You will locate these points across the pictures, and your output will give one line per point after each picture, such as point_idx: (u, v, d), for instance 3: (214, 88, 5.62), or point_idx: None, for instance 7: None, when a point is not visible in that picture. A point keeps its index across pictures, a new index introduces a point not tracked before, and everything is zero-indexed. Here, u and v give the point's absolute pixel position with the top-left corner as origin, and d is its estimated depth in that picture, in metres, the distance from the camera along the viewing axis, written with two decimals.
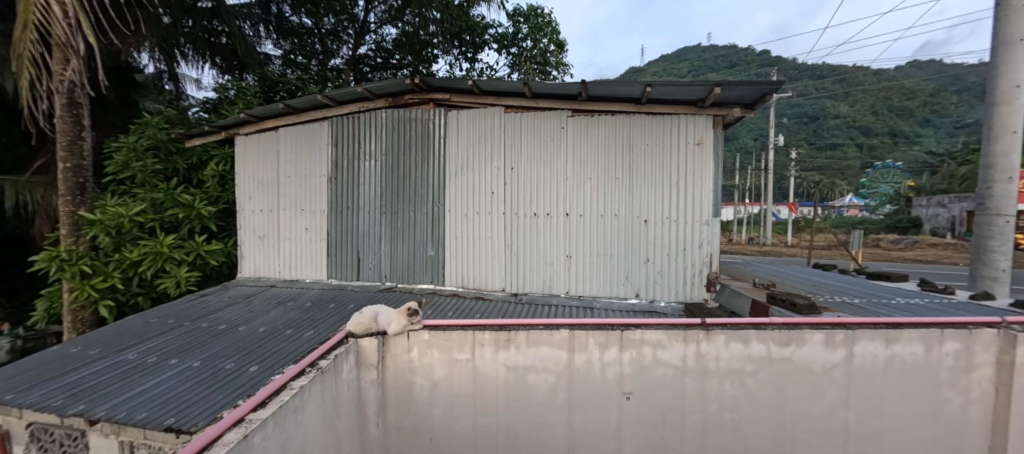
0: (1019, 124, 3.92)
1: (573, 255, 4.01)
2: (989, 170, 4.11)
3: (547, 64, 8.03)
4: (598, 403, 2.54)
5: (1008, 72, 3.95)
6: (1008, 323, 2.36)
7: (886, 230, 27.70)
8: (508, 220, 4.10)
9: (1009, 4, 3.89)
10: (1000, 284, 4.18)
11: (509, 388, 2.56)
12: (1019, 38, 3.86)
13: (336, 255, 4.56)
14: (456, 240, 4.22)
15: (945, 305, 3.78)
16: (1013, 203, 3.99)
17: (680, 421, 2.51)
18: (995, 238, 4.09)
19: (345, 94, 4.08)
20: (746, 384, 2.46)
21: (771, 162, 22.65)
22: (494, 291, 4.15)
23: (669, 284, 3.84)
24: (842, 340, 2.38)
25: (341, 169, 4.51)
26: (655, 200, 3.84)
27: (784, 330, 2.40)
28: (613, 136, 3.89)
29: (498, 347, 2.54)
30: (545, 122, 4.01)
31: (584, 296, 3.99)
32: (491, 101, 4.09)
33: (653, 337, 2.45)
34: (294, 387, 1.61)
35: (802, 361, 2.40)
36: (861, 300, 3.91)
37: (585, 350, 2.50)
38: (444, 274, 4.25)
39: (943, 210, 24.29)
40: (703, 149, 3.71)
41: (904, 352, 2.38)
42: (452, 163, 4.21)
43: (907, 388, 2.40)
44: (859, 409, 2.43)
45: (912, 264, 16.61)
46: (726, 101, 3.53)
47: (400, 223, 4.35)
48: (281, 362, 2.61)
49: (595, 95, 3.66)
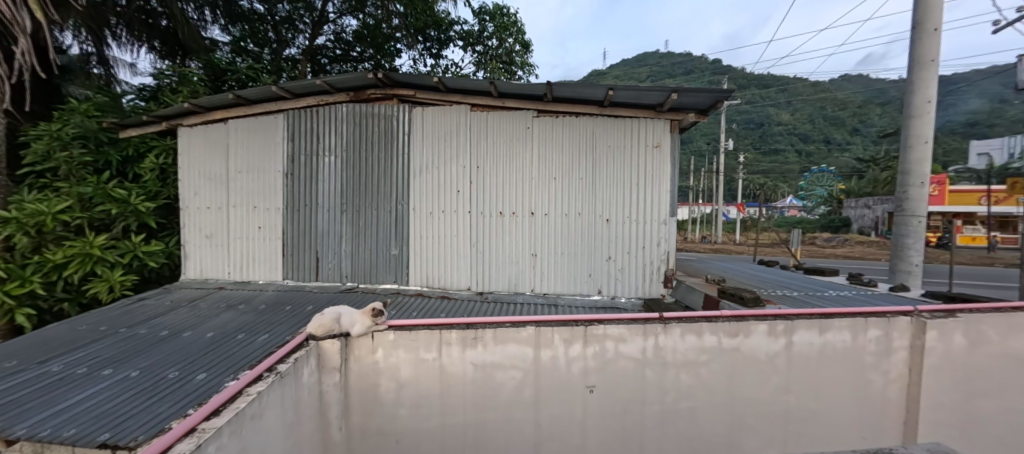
0: (930, 135, 4.46)
1: (538, 253, 4.08)
2: (906, 175, 4.61)
3: (513, 64, 8.02)
4: (564, 397, 2.61)
5: (921, 89, 4.46)
6: (917, 311, 2.68)
7: (820, 228, 30.34)
8: (473, 220, 4.11)
9: (922, 29, 4.41)
10: (914, 277, 4.69)
11: (478, 385, 2.57)
12: (930, 59, 4.38)
13: (293, 255, 4.36)
14: (420, 239, 4.16)
15: (869, 297, 4.20)
16: (925, 205, 4.51)
17: (641, 412, 2.63)
18: (911, 236, 4.60)
19: (303, 87, 3.91)
20: (701, 375, 2.62)
21: (721, 165, 23.67)
22: (460, 291, 4.13)
23: (631, 280, 4.01)
24: (783, 329, 2.61)
25: (299, 164, 4.31)
26: (616, 201, 3.99)
27: (732, 322, 2.59)
28: (578, 138, 3.98)
29: (465, 346, 2.55)
30: (509, 123, 4.03)
31: (549, 294, 4.06)
32: (457, 98, 4.05)
33: (615, 332, 2.56)
34: (251, 393, 1.54)
35: (748, 350, 2.61)
36: (801, 294, 4.25)
37: (551, 346, 2.57)
38: (409, 273, 4.18)
39: (867, 211, 27.15)
40: (661, 151, 3.90)
41: (835, 340, 2.64)
42: (416, 162, 4.14)
43: (837, 371, 2.66)
44: (799, 393, 2.66)
45: (842, 260, 18.30)
46: (682, 107, 3.75)
47: (362, 222, 4.22)
48: (233, 369, 2.46)
49: (560, 96, 3.75)
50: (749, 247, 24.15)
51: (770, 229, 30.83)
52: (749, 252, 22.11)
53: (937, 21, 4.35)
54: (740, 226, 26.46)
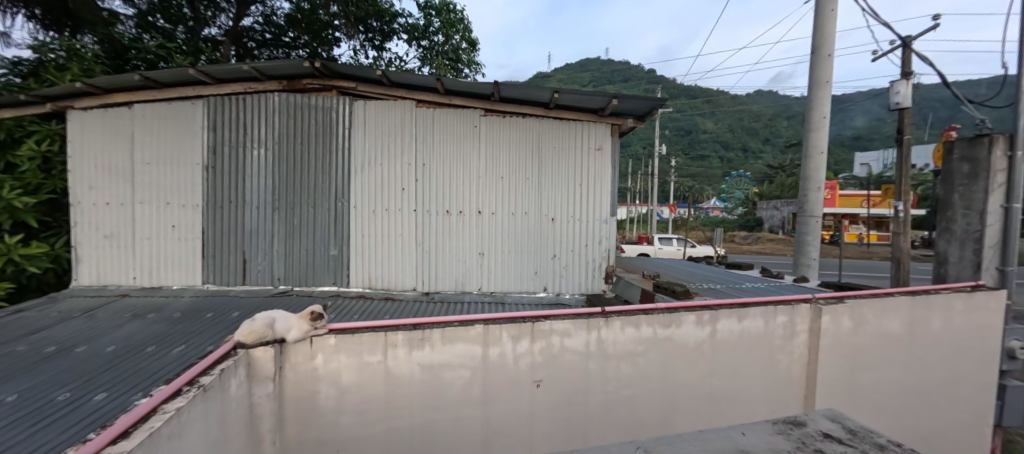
0: (823, 146, 5.19)
1: (485, 252, 4.10)
2: (806, 181, 5.32)
3: (459, 61, 7.94)
4: (512, 393, 2.65)
5: (818, 106, 5.17)
6: (813, 299, 3.12)
7: (739, 227, 33.94)
8: (419, 218, 4.03)
9: (818, 54, 5.11)
10: (812, 270, 5.44)
11: (425, 386, 2.53)
12: (824, 80, 5.10)
13: (215, 257, 3.96)
14: (361, 239, 3.99)
15: (777, 287, 4.79)
16: (820, 206, 5.24)
17: (585, 403, 2.75)
18: (810, 233, 5.32)
19: (228, 72, 3.57)
20: (639, 364, 2.81)
21: (655, 169, 25.45)
22: (405, 291, 4.03)
23: (575, 277, 4.19)
24: (708, 319, 2.88)
25: (222, 157, 3.92)
26: (561, 200, 4.14)
27: (665, 313, 2.82)
28: (524, 138, 4.07)
29: (412, 347, 2.49)
30: (457, 121, 4.01)
31: (496, 292, 4.11)
32: (402, 94, 3.93)
33: (561, 326, 2.66)
34: (167, 411, 1.38)
35: (679, 339, 2.85)
36: (722, 286, 4.73)
37: (499, 343, 2.60)
38: (349, 275, 3.99)
39: (775, 212, 30.88)
40: (602, 154, 4.12)
41: (750, 326, 2.98)
42: (358, 158, 3.96)
43: (752, 353, 3.00)
44: (721, 375, 2.96)
45: (755, 255, 20.65)
46: (622, 113, 4.01)
47: (296, 221, 3.94)
48: (142, 385, 2.19)
49: (507, 97, 3.81)
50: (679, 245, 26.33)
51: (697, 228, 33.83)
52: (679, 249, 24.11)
53: (829, 48, 5.08)
54: (671, 225, 28.70)
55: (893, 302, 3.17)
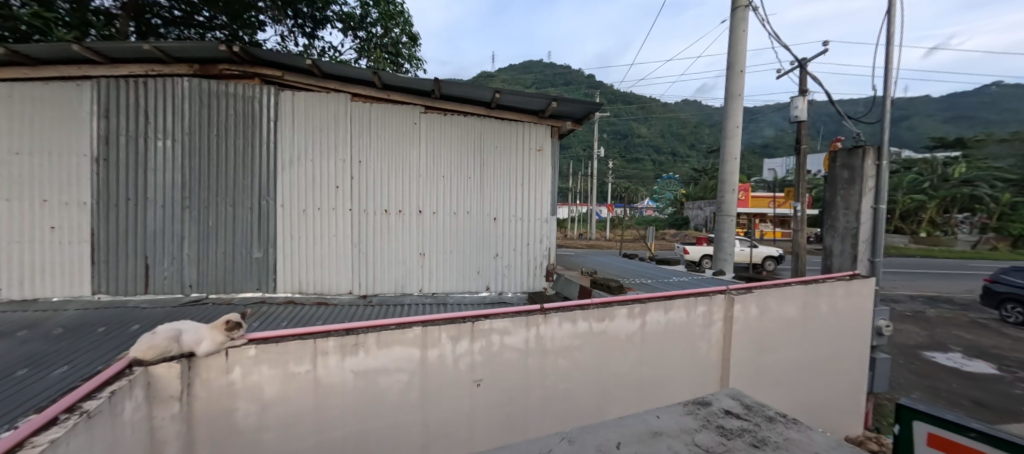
0: (736, 153, 5.79)
1: (426, 253, 4.02)
2: (723, 183, 5.89)
3: (399, 56, 7.65)
4: (452, 394, 2.61)
5: (732, 116, 5.75)
6: (727, 290, 3.46)
7: (669, 225, 36.85)
8: (356, 218, 3.83)
9: (732, 69, 5.68)
10: (728, 264, 6.04)
11: (359, 394, 2.40)
12: (736, 93, 5.68)
13: (110, 262, 3.43)
14: (290, 240, 3.70)
15: (699, 280, 5.26)
16: (734, 206, 5.83)
17: (525, 399, 2.80)
18: (726, 231, 5.91)
19: (122, 51, 3.10)
20: (575, 357, 2.91)
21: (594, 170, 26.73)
22: (340, 295, 3.81)
23: (517, 276, 4.26)
24: (638, 311, 3.07)
25: (116, 147, 3.40)
26: (503, 200, 4.18)
27: (600, 308, 2.96)
28: (466, 136, 4.04)
29: (344, 354, 2.35)
30: (396, 118, 3.87)
31: (438, 293, 4.04)
32: (336, 86, 3.70)
33: (501, 325, 2.67)
34: (38, 444, 1.15)
35: (612, 331, 3.01)
36: (652, 281, 5.08)
37: (438, 345, 2.55)
38: (276, 279, 3.68)
39: (700, 212, 33.98)
40: (543, 155, 4.26)
41: (674, 316, 3.23)
42: (285, 153, 3.65)
43: (676, 341, 3.26)
44: (650, 363, 3.17)
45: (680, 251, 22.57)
46: (561, 115, 4.17)
47: (211, 221, 3.54)
48: (15, 412, 1.81)
49: (448, 95, 3.75)
50: (616, 242, 27.93)
51: (633, 226, 36.14)
52: (616, 246, 25.59)
53: (741, 65, 5.66)
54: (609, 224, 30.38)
55: (790, 291, 3.62)
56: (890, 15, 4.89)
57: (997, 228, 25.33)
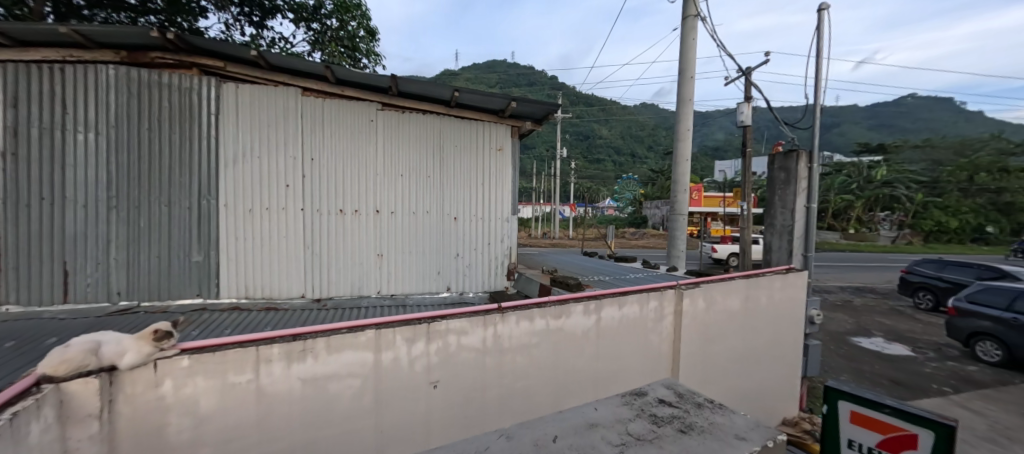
0: (687, 155, 6.09)
1: (384, 253, 3.92)
2: (675, 184, 6.18)
3: (357, 50, 7.36)
4: (407, 397, 2.56)
5: (683, 120, 6.03)
6: (677, 285, 3.63)
7: (629, 224, 38.21)
8: (308, 218, 3.66)
9: (684, 75, 5.97)
10: (681, 260, 6.35)
11: (307, 402, 2.28)
12: (688, 98, 5.97)
13: (17, 269, 3.04)
14: (235, 242, 3.47)
15: (654, 276, 5.49)
16: (686, 206, 6.13)
17: (482, 398, 2.80)
18: (678, 229, 6.20)
19: (34, 33, 2.77)
20: (533, 355, 2.95)
21: (557, 171, 27.17)
22: (292, 299, 3.63)
23: (477, 275, 4.29)
24: (593, 308, 3.16)
25: (25, 139, 3.02)
26: (463, 200, 4.18)
27: (557, 305, 3.00)
28: (425, 135, 3.99)
29: (291, 360, 2.21)
30: (350, 114, 3.74)
31: (397, 295, 3.96)
32: (285, 79, 3.51)
33: (457, 325, 2.65)
34: None
35: (569, 328, 3.07)
36: (610, 278, 5.25)
37: (392, 347, 2.48)
38: (218, 284, 3.44)
39: (658, 211, 35.49)
40: (503, 154, 4.32)
41: (628, 311, 3.35)
42: (228, 150, 3.42)
43: (629, 336, 3.38)
44: (605, 358, 3.27)
45: (638, 249, 23.48)
46: (520, 116, 4.25)
47: (144, 222, 3.26)
48: None
49: (406, 91, 3.67)
50: (578, 241, 28.59)
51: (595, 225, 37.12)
52: (578, 245, 26.17)
53: (692, 71, 5.96)
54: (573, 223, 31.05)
55: (734, 285, 3.86)
56: (819, 30, 5.34)
57: (912, 224, 28.40)
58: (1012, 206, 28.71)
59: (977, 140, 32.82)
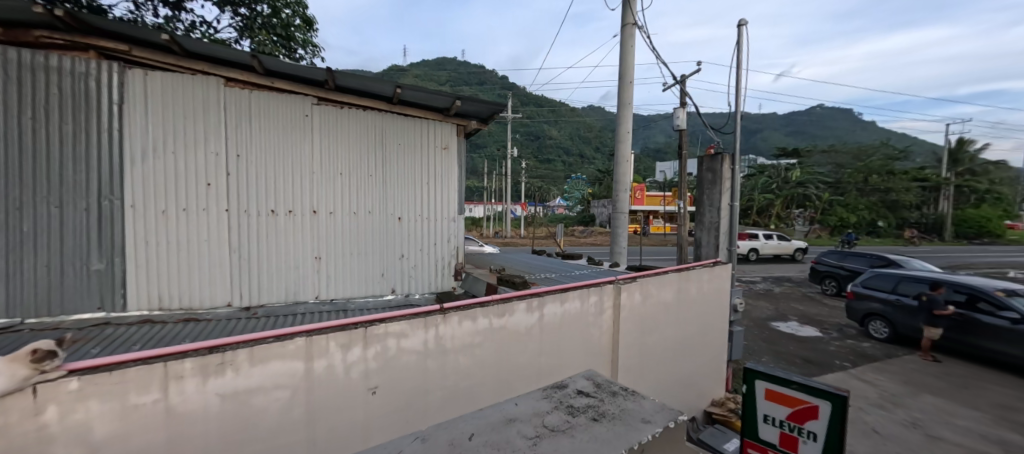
0: (628, 156, 6.41)
1: (322, 256, 3.74)
2: (617, 183, 6.47)
3: (291, 40, 6.85)
4: (343, 406, 2.45)
5: (624, 122, 6.33)
6: (615, 280, 3.82)
7: (579, 222, 39.51)
8: (234, 220, 3.38)
9: (624, 80, 6.27)
10: (623, 257, 6.67)
11: (227, 420, 2.08)
12: (627, 102, 6.27)
13: None
14: (146, 247, 3.10)
15: (597, 273, 5.73)
16: (627, 204, 6.45)
17: (425, 401, 2.75)
18: (620, 227, 6.51)
19: None
20: (476, 354, 2.95)
21: (508, 170, 27.38)
22: (216, 309, 3.33)
23: (423, 276, 4.27)
24: (536, 305, 3.23)
25: None
26: (407, 200, 4.13)
27: (500, 304, 3.03)
28: (366, 132, 3.86)
29: (207, 375, 2.00)
30: (282, 108, 3.51)
31: (337, 299, 3.80)
32: (204, 68, 3.18)
33: (397, 328, 2.57)
34: None
35: (512, 326, 3.10)
36: (556, 275, 5.40)
37: (326, 355, 2.35)
38: (125, 295, 3.07)
39: (605, 210, 37.04)
40: (448, 153, 4.34)
41: (570, 307, 3.46)
42: (135, 143, 3.04)
43: (572, 331, 3.50)
44: (548, 353, 3.35)
45: (585, 247, 24.35)
46: (466, 115, 4.30)
47: (26, 227, 2.77)
48: None
49: (344, 86, 3.52)
50: (529, 240, 29.07)
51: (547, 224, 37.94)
52: (529, 244, 26.58)
53: (631, 76, 6.27)
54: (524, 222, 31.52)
55: (668, 278, 4.13)
56: (740, 44, 5.87)
57: (822, 220, 32.15)
58: (897, 204, 33.52)
59: (870, 147, 37.91)
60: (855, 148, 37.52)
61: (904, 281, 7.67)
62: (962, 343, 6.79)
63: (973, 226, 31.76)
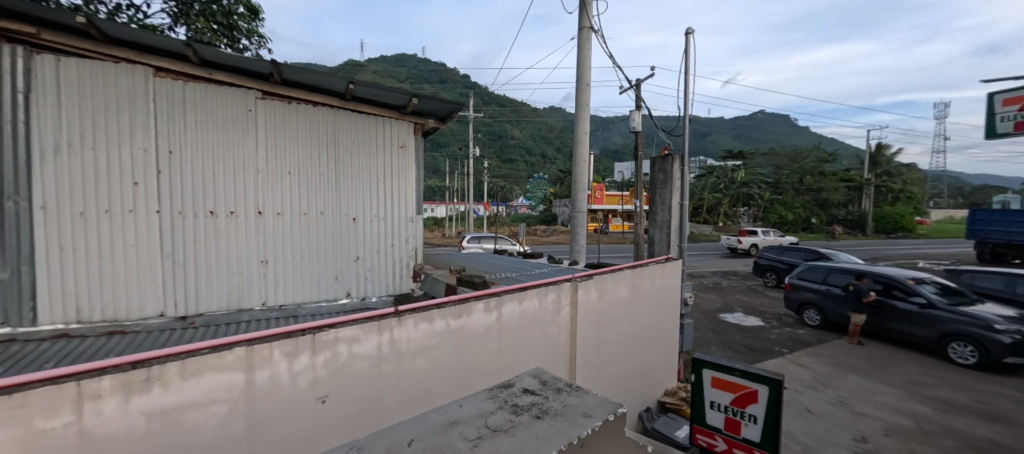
0: (586, 156, 6.56)
1: (269, 259, 3.56)
2: (576, 183, 6.61)
3: (234, 30, 6.39)
4: (289, 417, 2.30)
5: (583, 123, 6.48)
6: (573, 277, 3.91)
7: (543, 222, 40.05)
8: (167, 222, 3.10)
9: (582, 81, 6.42)
10: (582, 255, 6.85)
11: (156, 441, 1.86)
12: (585, 103, 6.42)
13: None
14: (60, 253, 2.72)
15: (556, 271, 5.84)
16: (586, 203, 6.61)
17: (379, 408, 2.67)
18: (579, 226, 6.66)
19: None
20: (433, 357, 2.91)
21: (470, 170, 27.21)
22: (146, 320, 3.03)
23: (379, 278, 4.17)
24: (494, 305, 3.23)
25: None
26: (363, 199, 4.01)
27: (458, 305, 3.00)
28: (316, 129, 3.70)
29: (129, 393, 1.75)
30: (221, 102, 3.27)
31: (287, 305, 3.63)
32: (130, 56, 2.87)
33: (348, 333, 2.46)
34: None
35: (470, 327, 3.09)
36: (517, 274, 5.46)
37: (269, 364, 2.19)
38: (35, 308, 2.65)
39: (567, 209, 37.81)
40: (405, 152, 4.26)
41: (528, 306, 3.50)
42: (46, 137, 2.64)
43: (530, 329, 3.54)
44: (507, 352, 3.37)
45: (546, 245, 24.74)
46: (423, 113, 4.24)
47: None
48: None
49: (292, 80, 3.34)
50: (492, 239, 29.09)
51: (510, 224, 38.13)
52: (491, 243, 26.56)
53: (588, 78, 6.43)
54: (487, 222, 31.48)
55: (623, 274, 4.28)
56: (688, 52, 6.20)
57: (764, 217, 34.69)
58: (827, 202, 36.90)
59: (806, 150, 41.44)
60: (792, 151, 40.85)
61: (833, 272, 8.46)
62: (880, 327, 7.62)
63: (890, 222, 35.58)
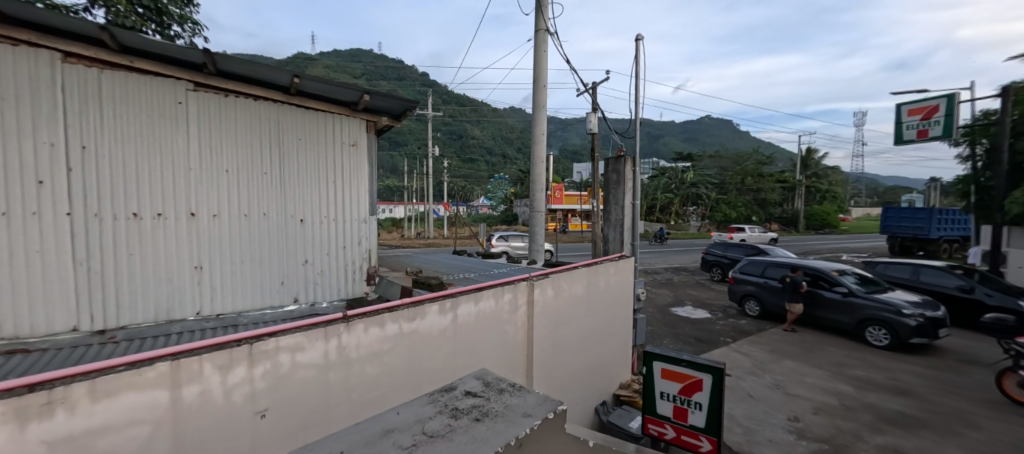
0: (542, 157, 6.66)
1: (204, 265, 3.31)
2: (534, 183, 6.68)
3: (164, 14, 5.85)
4: (223, 437, 2.06)
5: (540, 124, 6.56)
6: (529, 276, 3.95)
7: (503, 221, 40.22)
8: (79, 226, 2.75)
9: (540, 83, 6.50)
10: (540, 254, 6.95)
11: None
12: (542, 105, 6.52)
13: None
14: None
15: (515, 270, 5.88)
16: (544, 204, 6.71)
17: (326, 419, 2.52)
18: (537, 225, 6.75)
19: None
20: (384, 362, 2.82)
21: (428, 169, 26.67)
22: (54, 337, 2.67)
23: (329, 282, 4.00)
24: (449, 306, 3.21)
25: None
26: (311, 200, 3.83)
27: (411, 307, 2.93)
28: (258, 124, 3.48)
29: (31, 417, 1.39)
30: (144, 93, 2.97)
31: (227, 314, 3.42)
32: (31, 36, 2.50)
33: (291, 341, 2.29)
34: None
35: (424, 329, 3.04)
36: (475, 274, 5.44)
37: (199, 379, 1.94)
38: None
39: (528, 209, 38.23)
40: (357, 150, 4.12)
41: (484, 306, 3.49)
42: None
43: (486, 329, 3.53)
44: (462, 354, 3.35)
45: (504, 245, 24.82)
46: (375, 111, 4.12)
47: None
48: None
49: (229, 72, 3.13)
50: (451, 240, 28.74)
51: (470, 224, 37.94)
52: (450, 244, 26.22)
53: (545, 80, 6.53)
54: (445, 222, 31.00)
55: (578, 273, 4.40)
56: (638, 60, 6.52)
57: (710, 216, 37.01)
58: (765, 202, 40.12)
59: (747, 154, 44.80)
60: (735, 155, 44.00)
61: (771, 266, 9.18)
62: (810, 315, 8.36)
63: (818, 219, 39.31)
